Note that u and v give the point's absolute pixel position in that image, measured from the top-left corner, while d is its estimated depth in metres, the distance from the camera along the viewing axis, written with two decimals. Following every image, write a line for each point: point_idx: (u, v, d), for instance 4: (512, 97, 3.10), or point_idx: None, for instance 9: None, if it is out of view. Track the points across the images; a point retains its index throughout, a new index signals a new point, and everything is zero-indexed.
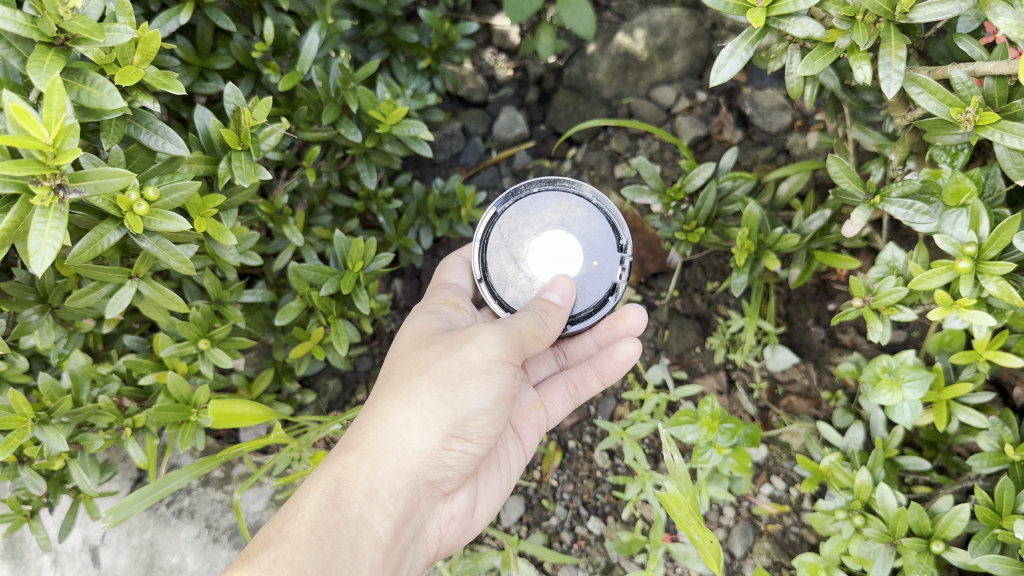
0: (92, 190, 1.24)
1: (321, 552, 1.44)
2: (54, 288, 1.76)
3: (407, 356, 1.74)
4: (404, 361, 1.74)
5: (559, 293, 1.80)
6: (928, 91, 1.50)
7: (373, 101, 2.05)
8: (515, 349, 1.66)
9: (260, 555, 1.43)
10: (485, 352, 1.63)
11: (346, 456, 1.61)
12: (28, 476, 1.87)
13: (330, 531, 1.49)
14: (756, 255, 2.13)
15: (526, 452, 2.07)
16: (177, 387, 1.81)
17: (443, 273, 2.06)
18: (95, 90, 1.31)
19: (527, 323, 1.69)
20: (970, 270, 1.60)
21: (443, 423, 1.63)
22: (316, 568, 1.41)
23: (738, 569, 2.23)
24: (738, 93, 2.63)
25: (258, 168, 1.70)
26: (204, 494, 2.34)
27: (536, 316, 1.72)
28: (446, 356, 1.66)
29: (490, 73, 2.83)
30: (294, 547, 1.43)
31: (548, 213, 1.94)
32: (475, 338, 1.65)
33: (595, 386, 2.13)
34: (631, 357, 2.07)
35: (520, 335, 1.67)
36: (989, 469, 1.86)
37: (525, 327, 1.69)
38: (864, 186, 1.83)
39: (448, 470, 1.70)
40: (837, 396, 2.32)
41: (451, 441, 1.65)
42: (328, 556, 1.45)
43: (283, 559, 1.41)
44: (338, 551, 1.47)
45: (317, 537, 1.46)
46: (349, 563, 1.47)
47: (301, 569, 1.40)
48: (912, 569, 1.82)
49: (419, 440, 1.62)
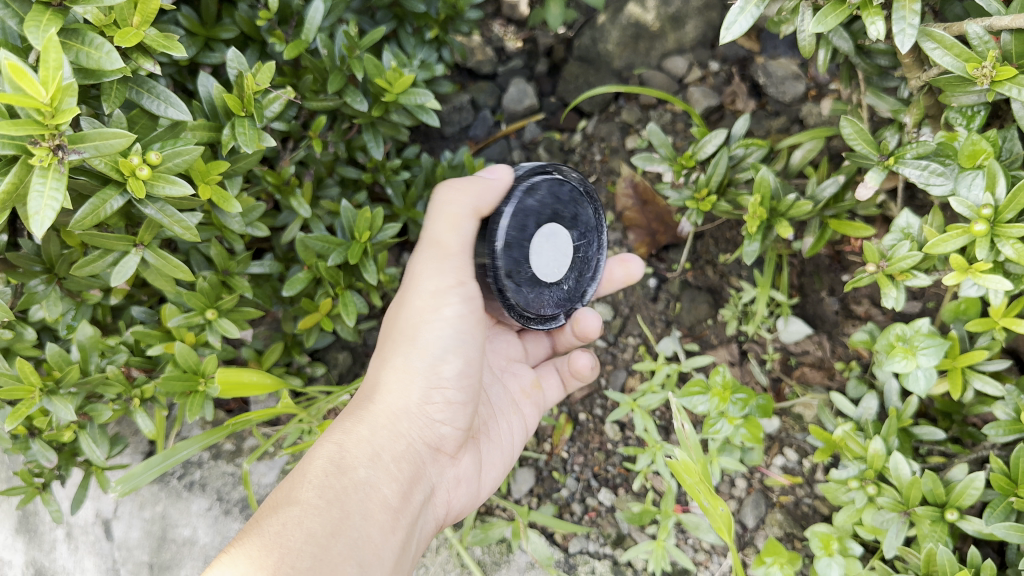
0: (92, 151, 1.27)
1: (328, 512, 1.46)
2: (60, 259, 1.78)
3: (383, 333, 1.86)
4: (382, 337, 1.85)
5: (494, 170, 1.81)
6: (943, 46, 1.51)
7: (379, 69, 2.02)
8: (450, 275, 1.75)
9: (269, 521, 1.43)
10: (425, 292, 1.74)
11: (343, 424, 1.69)
12: (38, 449, 1.87)
13: (338, 494, 1.51)
14: (769, 223, 2.10)
15: (527, 428, 2.13)
16: (185, 358, 1.82)
17: None
18: (94, 51, 1.32)
19: (453, 236, 1.76)
20: (987, 233, 1.57)
21: (419, 373, 1.72)
22: (325, 529, 1.43)
23: (749, 541, 2.21)
24: (752, 62, 2.54)
25: (263, 135, 1.70)
26: (215, 467, 2.34)
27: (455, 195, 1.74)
28: (402, 313, 1.77)
29: (500, 45, 2.74)
30: (301, 509, 1.45)
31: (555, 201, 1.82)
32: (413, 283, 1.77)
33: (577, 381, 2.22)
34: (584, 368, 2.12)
35: (452, 250, 1.76)
36: (1006, 438, 1.80)
37: (437, 227, 1.76)
38: (878, 148, 1.80)
39: (445, 429, 1.78)
40: (851, 366, 2.27)
41: (430, 389, 1.73)
42: (338, 517, 1.47)
43: (292, 523, 1.42)
44: (347, 513, 1.49)
45: (325, 500, 1.48)
46: (360, 525, 1.49)
47: (311, 530, 1.41)
48: (927, 538, 1.81)
49: (401, 391, 1.72)
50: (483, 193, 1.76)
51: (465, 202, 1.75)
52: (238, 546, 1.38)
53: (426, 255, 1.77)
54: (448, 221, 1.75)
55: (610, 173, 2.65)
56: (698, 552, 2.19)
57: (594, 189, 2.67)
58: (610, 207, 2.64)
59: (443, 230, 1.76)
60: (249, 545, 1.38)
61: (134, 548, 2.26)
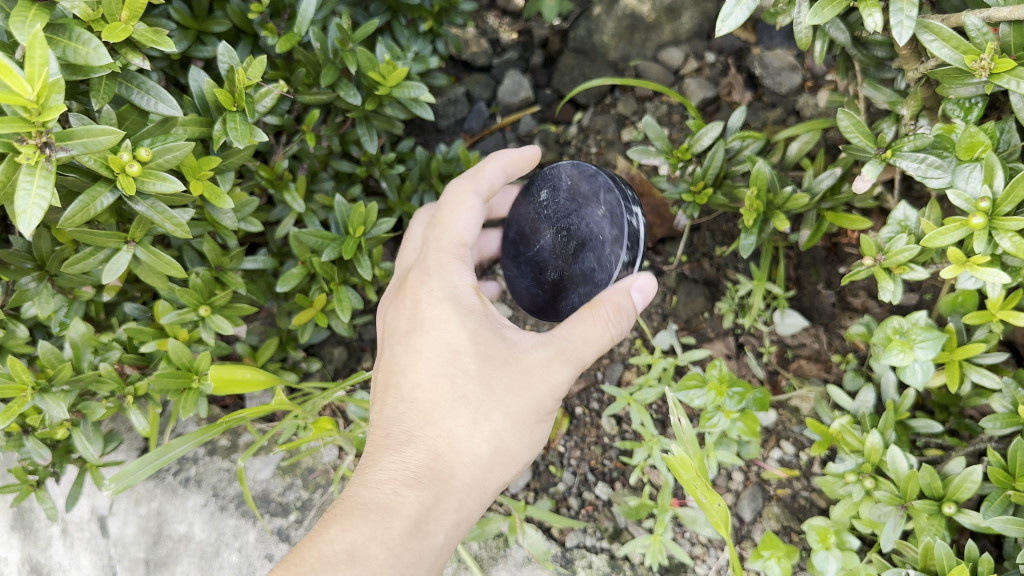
0: (80, 148, 1.26)
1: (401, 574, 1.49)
2: (52, 255, 1.76)
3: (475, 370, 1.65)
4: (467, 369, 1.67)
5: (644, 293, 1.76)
6: (941, 39, 1.50)
7: (372, 62, 2.00)
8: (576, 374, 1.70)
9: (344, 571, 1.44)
10: (553, 385, 1.66)
11: (426, 482, 1.58)
12: (32, 446, 1.84)
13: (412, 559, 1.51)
14: (765, 216, 2.09)
15: None
16: (179, 354, 1.81)
17: (454, 215, 1.83)
18: (81, 46, 1.30)
19: (593, 349, 1.69)
20: (985, 226, 1.57)
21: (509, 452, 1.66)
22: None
23: (746, 534, 2.20)
24: (748, 53, 2.52)
25: (254, 130, 1.68)
26: (211, 463, 2.33)
27: (611, 326, 1.71)
28: (526, 394, 1.64)
29: (494, 37, 2.74)
30: (380, 568, 1.46)
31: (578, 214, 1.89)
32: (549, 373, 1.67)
33: None
34: None
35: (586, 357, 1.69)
36: (1003, 431, 1.81)
37: (591, 348, 1.69)
38: (876, 140, 1.79)
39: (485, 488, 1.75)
40: (848, 359, 2.27)
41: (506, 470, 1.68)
42: None
43: None
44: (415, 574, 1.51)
45: (401, 563, 1.49)
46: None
47: None
48: (924, 532, 1.80)
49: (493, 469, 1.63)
50: (625, 322, 1.72)
51: (613, 324, 1.71)
52: None
53: (565, 361, 1.67)
54: (597, 339, 1.69)
55: (605, 166, 2.63)
56: (695, 546, 2.18)
57: None
58: None
59: (595, 352, 1.69)
60: None
61: (129, 544, 2.25)
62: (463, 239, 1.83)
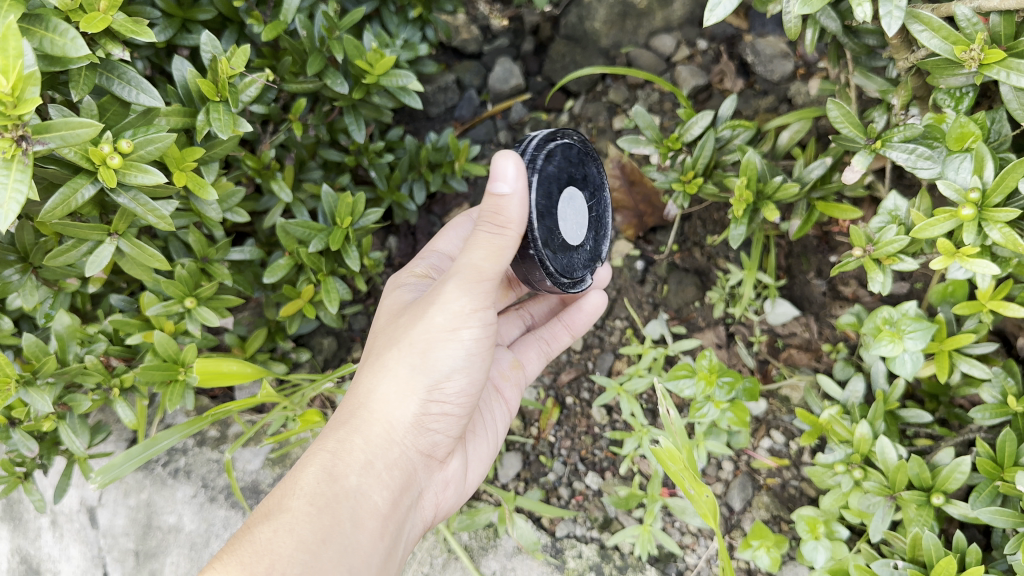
0: (59, 141, 1.24)
1: (319, 519, 1.48)
2: (35, 247, 1.74)
3: (383, 334, 1.76)
4: (381, 340, 1.76)
5: (508, 179, 1.45)
6: (930, 29, 1.48)
7: (359, 50, 1.98)
8: (482, 295, 1.58)
9: (260, 527, 1.47)
10: (449, 312, 1.60)
11: (338, 431, 1.65)
12: (20, 438, 1.83)
13: (329, 501, 1.52)
14: (756, 206, 2.08)
15: (509, 411, 2.12)
16: (164, 347, 1.79)
17: (437, 237, 2.10)
18: (58, 37, 1.28)
19: (473, 259, 1.56)
20: (974, 218, 1.56)
21: (420, 390, 1.65)
22: (315, 537, 1.45)
23: (736, 523, 2.20)
24: (740, 41, 2.51)
25: (238, 120, 1.66)
26: (200, 454, 2.33)
27: (492, 233, 1.50)
28: (414, 327, 1.65)
29: (485, 23, 2.70)
30: (293, 519, 1.47)
31: (579, 173, 1.78)
32: (439, 299, 1.61)
33: (566, 339, 2.21)
34: (598, 305, 2.17)
35: (481, 271, 1.54)
36: (992, 421, 1.80)
37: (479, 259, 1.52)
38: (865, 131, 1.78)
39: (438, 437, 1.74)
40: (838, 348, 2.27)
41: (430, 407, 1.67)
42: (327, 525, 1.48)
43: (282, 530, 1.44)
44: (338, 521, 1.50)
45: (316, 507, 1.50)
46: (349, 532, 1.50)
47: (300, 539, 1.43)
48: (912, 522, 1.81)
49: (401, 411, 1.65)
50: (508, 214, 1.46)
51: (493, 233, 1.49)
52: (228, 551, 1.43)
53: (453, 280, 1.57)
54: (483, 251, 1.51)
55: (597, 155, 2.62)
56: (685, 535, 2.19)
57: None
58: None
59: (488, 260, 1.51)
60: (238, 551, 1.42)
61: (118, 535, 2.24)
62: (450, 251, 2.08)
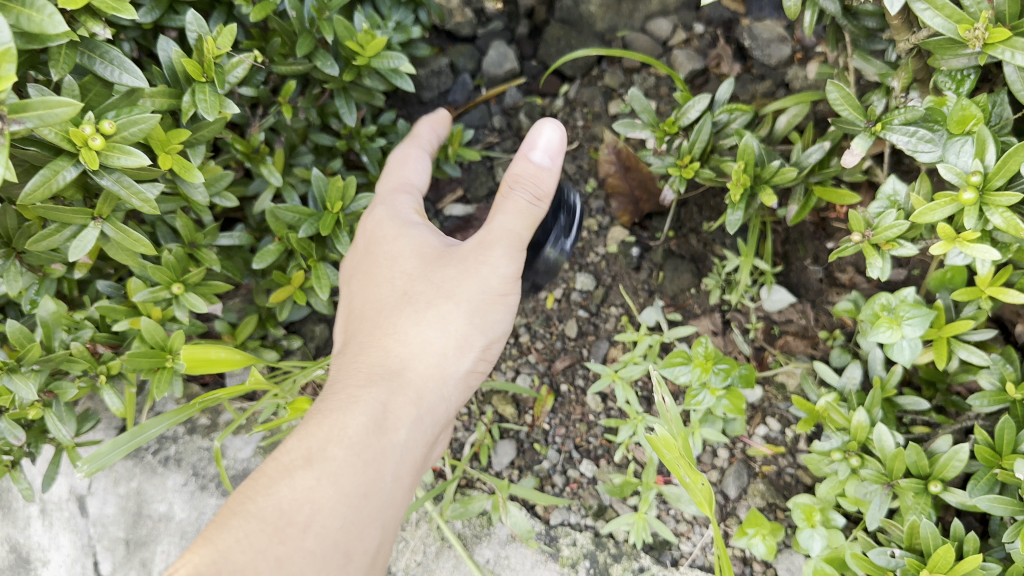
0: (36, 121, 1.21)
1: (364, 473, 1.57)
2: (18, 232, 1.70)
3: (422, 274, 1.76)
4: (419, 279, 1.76)
5: (546, 151, 1.75)
6: (934, 8, 1.45)
7: (349, 31, 1.94)
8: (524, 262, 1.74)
9: (302, 472, 1.54)
10: (501, 275, 1.70)
11: (384, 379, 1.68)
12: (6, 426, 1.79)
13: (374, 455, 1.59)
14: (753, 191, 2.05)
15: None
16: (151, 333, 1.77)
17: (398, 167, 2.02)
18: (35, 13, 1.24)
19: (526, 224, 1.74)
20: (975, 201, 1.53)
21: (471, 350, 1.74)
22: (358, 492, 1.56)
23: (731, 511, 2.19)
24: (737, 24, 2.46)
25: (224, 101, 1.63)
26: (191, 442, 2.30)
27: (530, 201, 1.74)
28: (465, 282, 1.70)
29: (479, 6, 2.61)
30: (338, 468, 1.55)
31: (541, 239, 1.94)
32: (492, 258, 1.69)
33: None
34: None
35: (521, 236, 1.72)
36: (990, 408, 1.79)
37: (526, 226, 1.73)
38: (865, 113, 1.74)
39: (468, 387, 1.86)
40: (835, 335, 2.24)
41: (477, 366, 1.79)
42: (371, 479, 1.58)
43: (327, 480, 1.53)
44: (379, 473, 1.59)
45: (360, 458, 1.58)
46: (388, 485, 1.61)
47: (344, 492, 1.53)
48: (909, 510, 1.79)
49: (453, 367, 1.73)
50: (545, 183, 1.75)
51: (533, 200, 1.74)
52: (268, 494, 1.51)
53: (501, 245, 1.70)
54: (523, 214, 1.73)
55: (592, 140, 2.59)
56: (680, 523, 2.17)
57: (577, 156, 2.61)
58: (593, 173, 2.58)
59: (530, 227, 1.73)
60: (281, 497, 1.51)
61: (108, 524, 2.22)
62: (416, 179, 2.03)
